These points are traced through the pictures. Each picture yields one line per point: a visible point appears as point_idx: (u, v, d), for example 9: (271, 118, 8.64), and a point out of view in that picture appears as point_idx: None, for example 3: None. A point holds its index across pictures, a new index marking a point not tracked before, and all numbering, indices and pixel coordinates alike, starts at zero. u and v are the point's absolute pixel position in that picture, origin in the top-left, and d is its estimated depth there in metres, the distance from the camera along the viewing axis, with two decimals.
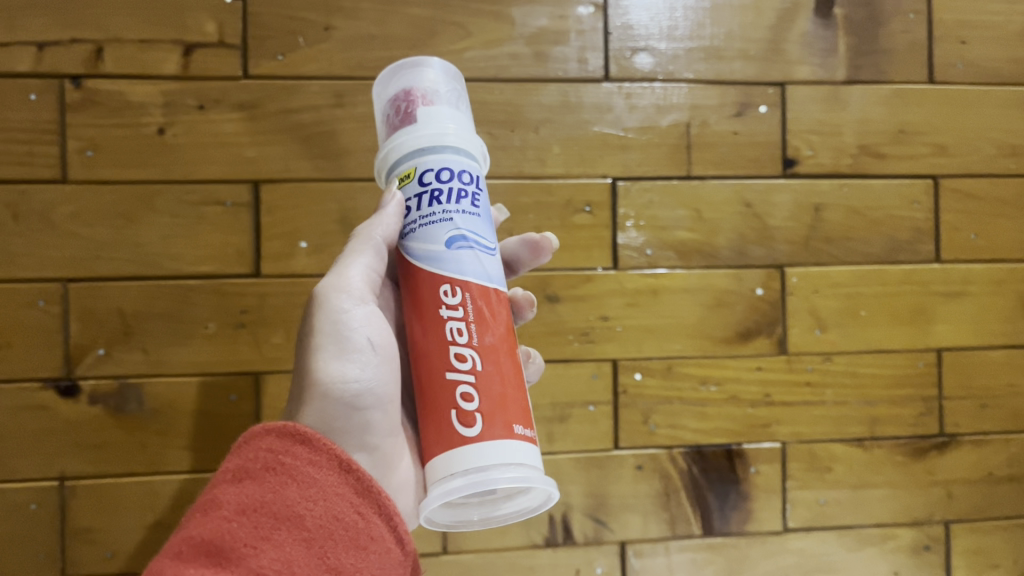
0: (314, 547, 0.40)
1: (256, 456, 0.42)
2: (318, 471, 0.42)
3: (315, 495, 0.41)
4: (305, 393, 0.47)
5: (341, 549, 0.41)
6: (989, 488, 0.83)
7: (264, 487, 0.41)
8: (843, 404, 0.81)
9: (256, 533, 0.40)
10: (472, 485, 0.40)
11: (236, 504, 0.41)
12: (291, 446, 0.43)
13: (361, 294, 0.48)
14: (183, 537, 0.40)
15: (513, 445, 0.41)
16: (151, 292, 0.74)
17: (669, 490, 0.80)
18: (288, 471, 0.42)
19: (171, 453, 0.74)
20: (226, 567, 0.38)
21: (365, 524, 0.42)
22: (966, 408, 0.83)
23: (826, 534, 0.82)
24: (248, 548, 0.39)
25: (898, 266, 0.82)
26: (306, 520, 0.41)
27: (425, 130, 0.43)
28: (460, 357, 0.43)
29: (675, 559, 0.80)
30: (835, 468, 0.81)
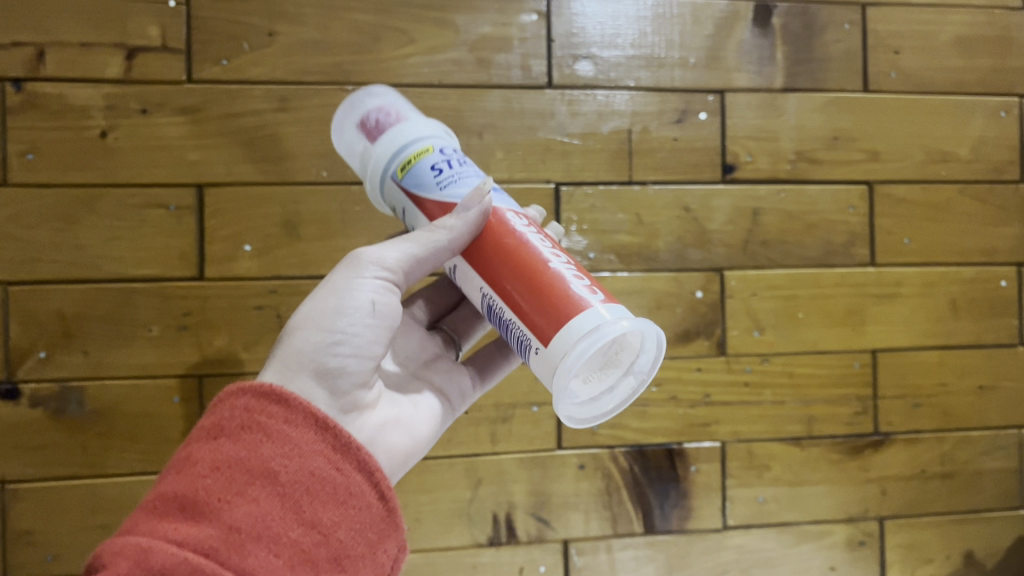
0: (288, 499, 0.43)
1: (233, 415, 0.45)
2: (292, 429, 0.45)
3: (290, 451, 0.44)
4: (292, 334, 0.49)
5: (316, 502, 0.43)
6: (922, 485, 0.86)
7: (241, 444, 0.44)
8: (780, 404, 0.83)
9: (233, 486, 0.42)
10: (600, 330, 0.43)
11: (211, 461, 0.43)
12: (267, 406, 0.45)
13: (383, 266, 0.50)
14: (160, 494, 0.42)
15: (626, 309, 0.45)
16: (92, 295, 0.74)
17: (611, 489, 0.81)
18: (263, 430, 0.44)
19: (113, 455, 0.75)
20: (202, 519, 0.40)
21: (340, 478, 0.45)
22: (899, 407, 0.85)
23: (764, 531, 0.84)
24: (224, 501, 0.41)
25: (833, 269, 0.84)
26: (281, 474, 0.43)
27: (411, 126, 0.50)
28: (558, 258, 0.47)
29: (617, 557, 0.82)
30: (772, 466, 0.83)
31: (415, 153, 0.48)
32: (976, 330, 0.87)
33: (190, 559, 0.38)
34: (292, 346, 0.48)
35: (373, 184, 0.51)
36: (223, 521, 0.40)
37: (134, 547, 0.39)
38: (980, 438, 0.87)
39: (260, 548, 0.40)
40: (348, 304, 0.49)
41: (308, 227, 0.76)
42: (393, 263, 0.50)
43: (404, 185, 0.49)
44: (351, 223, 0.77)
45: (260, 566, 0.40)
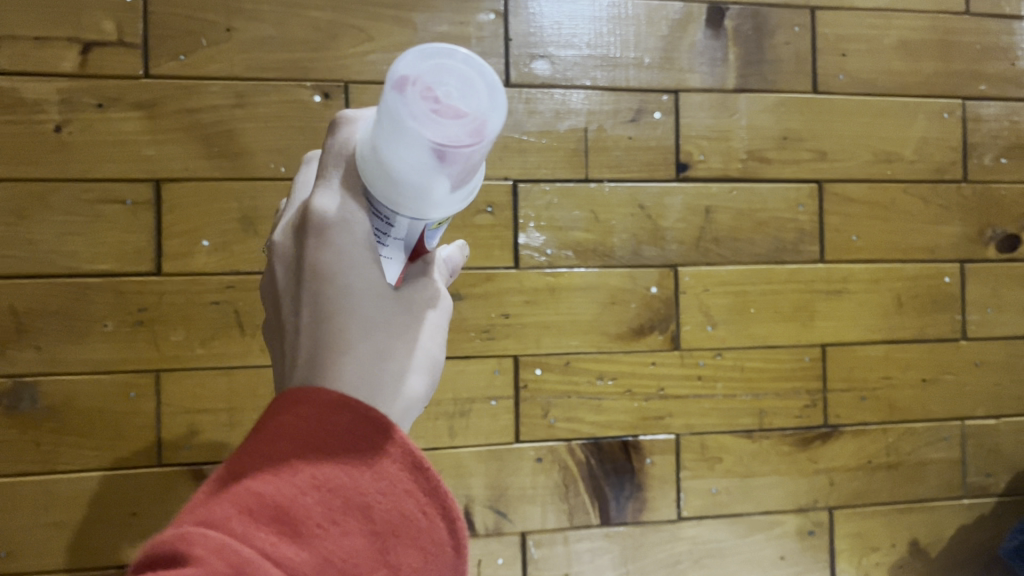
0: (383, 546, 0.32)
1: (336, 425, 0.34)
2: (395, 461, 0.34)
3: (389, 488, 0.33)
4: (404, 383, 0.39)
5: (410, 554, 0.33)
6: (869, 475, 0.89)
7: (340, 465, 0.33)
8: (732, 397, 0.85)
9: (328, 513, 0.31)
10: None
11: (310, 475, 0.32)
12: (376, 425, 0.34)
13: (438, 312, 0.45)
14: (241, 491, 0.31)
15: None
16: (46, 290, 0.74)
17: (568, 481, 0.83)
18: (364, 454, 0.33)
19: (67, 452, 0.74)
20: (295, 540, 0.30)
21: (438, 530, 0.34)
22: (847, 400, 0.88)
23: (717, 521, 0.85)
24: (319, 530, 0.31)
25: (783, 266, 0.86)
26: (376, 511, 0.33)
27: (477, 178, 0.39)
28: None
29: (574, 549, 0.83)
30: (724, 458, 0.85)
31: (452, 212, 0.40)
32: (920, 325, 0.90)
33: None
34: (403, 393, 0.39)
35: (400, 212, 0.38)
36: (318, 551, 0.30)
37: (223, 551, 0.28)
38: (924, 430, 0.90)
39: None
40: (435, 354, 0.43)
41: (265, 222, 0.77)
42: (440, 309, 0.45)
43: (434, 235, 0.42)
44: None
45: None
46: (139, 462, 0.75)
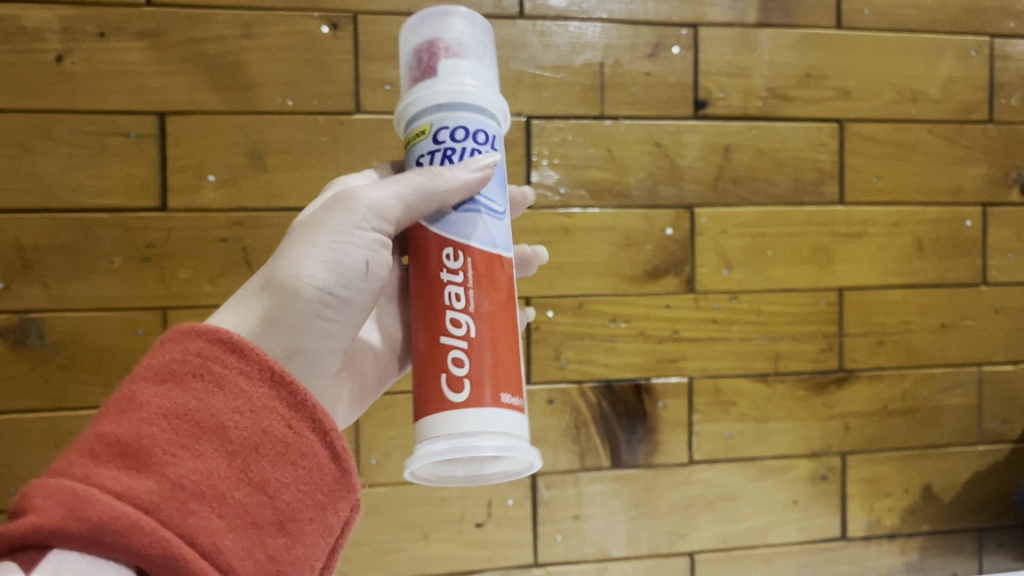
0: (238, 459, 0.38)
1: (184, 358, 0.39)
2: (248, 380, 0.40)
3: (244, 407, 0.39)
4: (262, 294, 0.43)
5: (267, 462, 0.39)
6: (883, 420, 0.87)
7: (190, 393, 0.38)
8: (747, 340, 0.84)
9: (178, 438, 0.37)
10: (454, 446, 0.40)
11: (157, 407, 0.38)
12: (223, 355, 0.40)
13: (379, 216, 0.44)
14: (95, 435, 0.37)
15: (492, 413, 0.41)
16: (51, 225, 0.72)
17: (579, 424, 0.82)
18: (216, 379, 0.39)
19: (76, 388, 0.73)
20: (142, 471, 0.36)
21: (294, 441, 0.40)
22: (863, 344, 0.87)
23: (729, 465, 0.85)
24: (169, 456, 0.37)
25: (802, 207, 0.85)
26: (230, 430, 0.38)
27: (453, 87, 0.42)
28: (455, 323, 0.43)
29: (584, 491, 0.83)
30: (738, 402, 0.84)
31: (421, 131, 0.43)
32: (940, 269, 0.88)
33: (130, 526, 0.34)
34: (275, 298, 0.42)
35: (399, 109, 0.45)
36: (165, 476, 0.36)
37: (61, 495, 0.34)
38: (941, 375, 0.88)
39: (201, 511, 0.36)
40: (330, 258, 0.43)
41: (273, 157, 0.75)
42: (387, 207, 0.43)
43: (423, 141, 0.43)
44: (319, 154, 0.76)
45: (199, 530, 0.36)
46: None
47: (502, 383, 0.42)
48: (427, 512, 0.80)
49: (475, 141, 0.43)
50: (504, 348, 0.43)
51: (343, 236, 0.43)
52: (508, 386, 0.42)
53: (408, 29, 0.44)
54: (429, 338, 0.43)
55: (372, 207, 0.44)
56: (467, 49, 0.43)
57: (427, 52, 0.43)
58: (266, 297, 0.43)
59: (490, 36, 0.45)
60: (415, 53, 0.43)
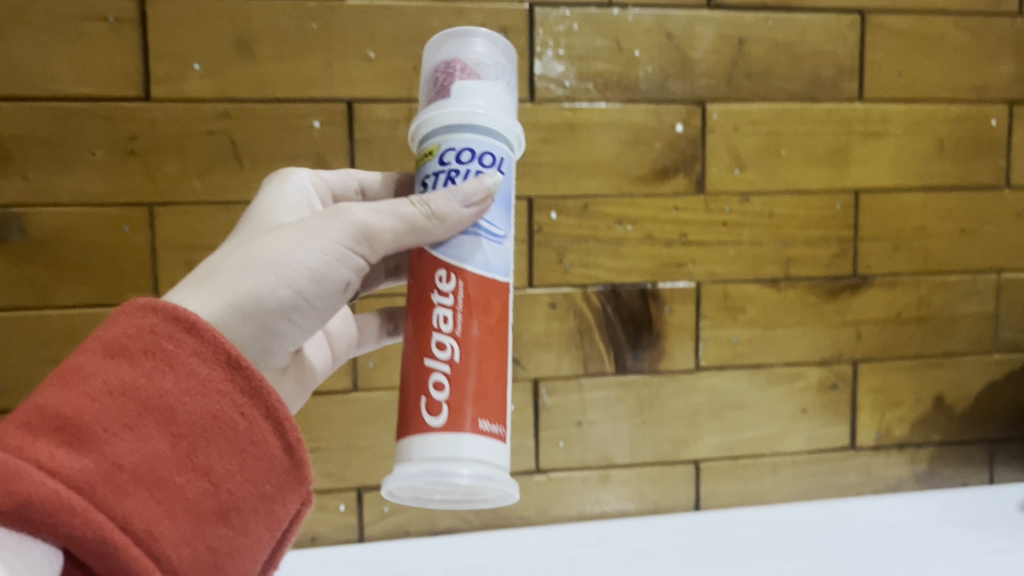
0: (183, 444, 0.38)
1: (137, 334, 0.38)
2: (201, 362, 0.39)
3: (194, 390, 0.39)
4: (231, 275, 0.41)
5: (213, 448, 0.39)
6: (897, 328, 0.85)
7: (139, 370, 0.38)
8: (758, 244, 0.81)
9: (121, 418, 0.37)
10: (430, 472, 0.39)
11: (105, 383, 0.37)
12: (180, 335, 0.39)
13: (364, 236, 0.42)
14: (38, 405, 0.36)
15: (469, 442, 0.40)
16: (30, 114, 0.69)
17: (583, 329, 0.79)
18: (170, 360, 0.38)
19: (62, 286, 0.71)
20: (81, 448, 0.36)
21: (244, 428, 0.40)
22: (878, 250, 0.83)
23: (736, 372, 0.82)
24: (112, 437, 0.36)
25: (819, 104, 0.80)
26: (177, 413, 0.38)
27: (465, 107, 0.42)
28: (441, 346, 0.42)
29: (587, 397, 0.80)
30: (747, 308, 0.82)
31: (429, 151, 0.43)
32: (961, 172, 0.84)
33: (59, 505, 0.34)
34: (255, 285, 0.41)
35: (412, 133, 0.45)
36: (104, 457, 0.36)
37: None
38: (958, 282, 0.85)
39: (138, 496, 0.36)
40: (316, 267, 0.42)
41: (261, 46, 0.71)
42: (376, 226, 0.42)
43: (430, 165, 0.43)
44: (309, 43, 0.71)
45: (133, 513, 0.36)
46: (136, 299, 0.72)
47: (480, 408, 0.41)
48: None
49: (482, 164, 0.42)
50: (489, 372, 0.42)
51: (332, 252, 0.42)
52: (487, 410, 0.41)
53: (432, 56, 0.45)
54: (416, 357, 0.42)
55: (359, 221, 0.42)
56: (487, 68, 0.43)
57: (445, 72, 0.43)
58: (246, 279, 0.41)
59: (511, 65, 0.46)
60: (433, 75, 0.44)
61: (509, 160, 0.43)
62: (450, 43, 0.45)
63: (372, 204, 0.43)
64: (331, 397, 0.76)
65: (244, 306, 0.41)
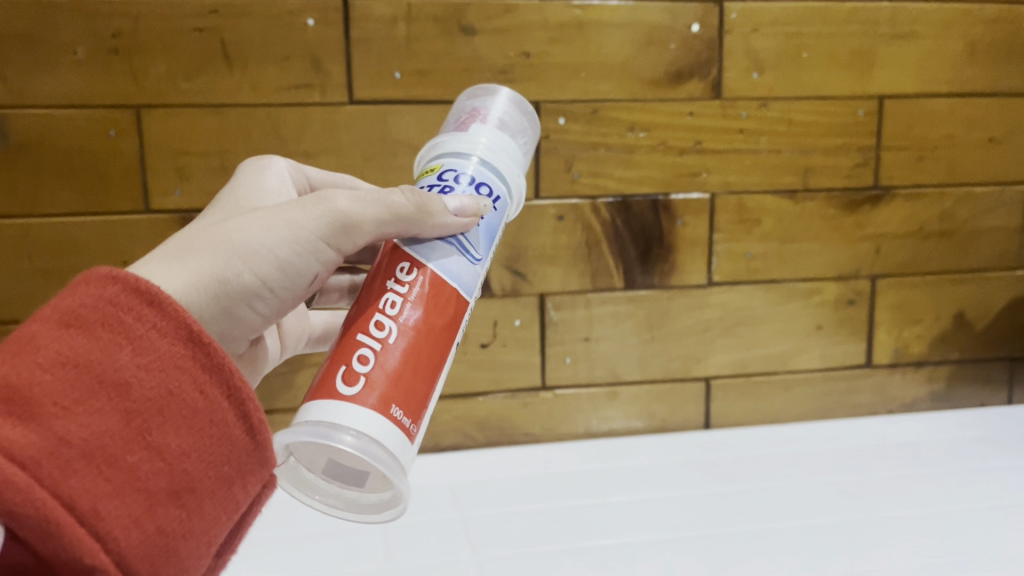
0: (137, 422, 0.33)
1: (92, 302, 0.33)
2: (161, 335, 0.34)
3: (153, 364, 0.33)
4: (199, 254, 0.37)
5: (170, 427, 0.33)
6: (918, 243, 0.81)
7: (92, 342, 0.32)
8: (776, 153, 0.77)
9: (70, 392, 0.32)
10: (323, 432, 0.34)
11: (53, 353, 0.32)
12: (139, 303, 0.34)
13: (342, 227, 0.39)
14: None
15: (374, 423, 0.34)
16: (3, 9, 0.64)
17: (592, 243, 0.76)
18: (125, 330, 0.33)
19: (47, 194, 0.68)
20: (25, 422, 0.30)
21: (205, 406, 0.34)
22: (902, 160, 0.79)
23: (750, 288, 0.80)
24: (58, 409, 0.31)
25: (845, 4, 0.75)
26: (132, 388, 0.33)
27: (478, 143, 0.41)
28: (378, 325, 0.37)
29: (595, 313, 0.78)
30: (763, 221, 0.78)
31: (432, 168, 0.41)
32: (992, 76, 0.79)
33: None
34: (219, 266, 0.37)
35: (419, 160, 0.44)
36: (50, 431, 0.31)
37: None
38: (984, 195, 0.81)
39: (87, 474, 0.31)
40: (286, 256, 0.38)
41: None
42: (357, 217, 0.39)
43: (427, 179, 0.41)
44: None
45: (81, 491, 0.31)
46: (126, 207, 0.69)
47: (398, 395, 0.36)
48: None
49: (478, 189, 0.40)
50: (419, 367, 0.37)
51: (305, 239, 0.38)
52: (405, 403, 0.36)
53: (458, 107, 0.46)
54: (348, 330, 0.38)
55: (340, 211, 0.39)
56: (506, 128, 0.44)
57: (467, 116, 0.44)
58: (209, 258, 0.37)
59: (529, 144, 0.47)
60: (455, 119, 0.44)
61: (504, 203, 0.42)
62: (479, 100, 0.46)
63: (353, 193, 0.39)
64: None
65: (204, 290, 0.36)
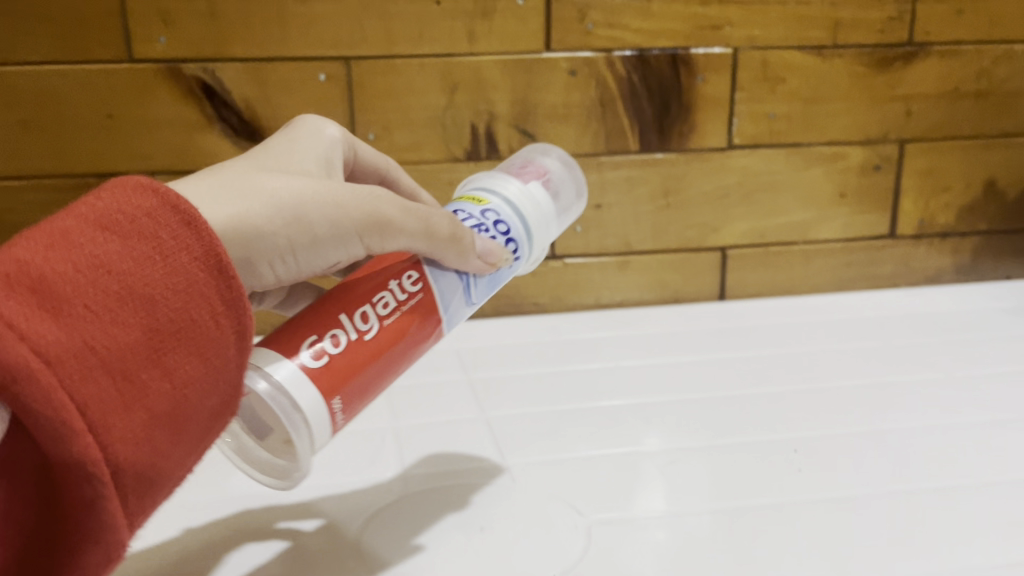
0: (156, 343, 0.31)
1: (132, 215, 0.32)
2: (191, 259, 0.33)
3: (181, 287, 0.32)
4: (251, 200, 0.37)
5: (186, 354, 0.32)
6: (951, 106, 0.77)
7: (125, 253, 0.31)
8: (804, 5, 0.72)
9: (97, 298, 0.30)
10: (268, 380, 0.37)
11: (87, 256, 0.31)
12: (173, 225, 0.33)
13: (377, 227, 0.40)
14: (7, 258, 0.30)
15: (317, 404, 0.37)
16: None
17: (606, 101, 0.72)
18: (157, 249, 0.32)
19: (22, 40, 0.63)
20: (55, 317, 0.29)
21: (221, 340, 0.33)
22: (939, 14, 0.74)
23: (772, 152, 0.75)
24: (85, 313, 0.30)
25: None
26: (157, 306, 0.31)
27: (527, 201, 0.47)
28: (363, 316, 0.40)
29: (609, 178, 0.74)
30: (787, 80, 0.73)
31: (477, 200, 0.46)
32: None
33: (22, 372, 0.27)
34: (267, 218, 0.37)
35: (467, 187, 0.49)
36: (77, 331, 0.29)
37: None
38: None
39: (102, 383, 0.29)
40: (324, 233, 0.38)
41: None
42: (401, 225, 0.41)
43: (469, 207, 0.46)
44: None
45: (94, 401, 0.29)
46: (107, 56, 0.64)
47: (344, 387, 0.39)
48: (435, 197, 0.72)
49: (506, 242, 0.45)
50: (368, 368, 0.40)
51: (345, 226, 0.39)
52: (346, 397, 0.39)
53: (519, 163, 0.52)
54: (330, 300, 0.41)
55: (385, 216, 0.40)
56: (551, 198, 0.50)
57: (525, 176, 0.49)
58: (260, 209, 0.37)
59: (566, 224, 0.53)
60: (514, 169, 0.50)
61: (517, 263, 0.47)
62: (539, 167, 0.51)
63: (401, 202, 0.41)
64: None
65: (242, 244, 0.36)
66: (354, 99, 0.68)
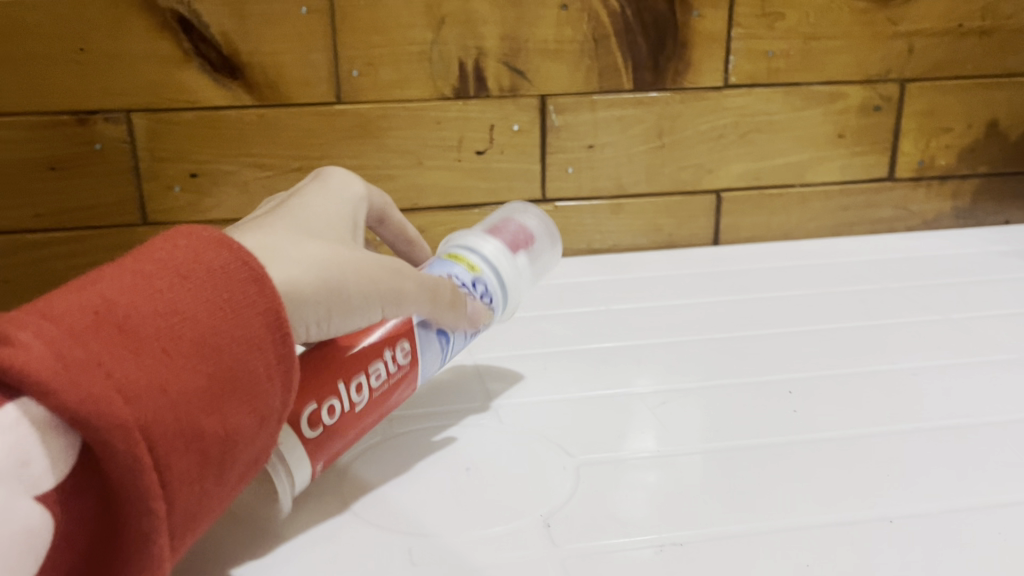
0: (217, 391, 0.30)
1: (208, 267, 0.31)
2: (257, 313, 0.31)
3: (245, 340, 0.31)
4: (299, 268, 0.35)
5: (245, 406, 0.31)
6: (955, 43, 0.74)
7: (199, 302, 0.30)
8: None
9: (169, 343, 0.29)
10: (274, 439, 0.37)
11: (163, 303, 0.29)
12: (241, 279, 0.31)
13: (399, 297, 0.39)
14: (87, 295, 0.28)
15: (301, 474, 0.38)
16: None
17: (598, 37, 0.69)
18: (228, 302, 0.31)
19: None
20: (135, 357, 0.27)
21: (271, 393, 0.32)
22: None
23: (769, 92, 0.73)
24: (159, 358, 0.28)
25: None
26: (222, 355, 0.30)
27: (510, 267, 0.47)
28: (358, 388, 0.40)
29: (601, 117, 0.72)
30: (786, 15, 0.71)
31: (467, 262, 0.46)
32: None
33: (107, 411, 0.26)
34: (314, 286, 0.35)
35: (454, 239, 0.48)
36: (153, 373, 0.28)
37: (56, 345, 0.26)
38: None
39: (171, 427, 0.28)
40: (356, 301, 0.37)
41: None
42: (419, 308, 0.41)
43: (461, 268, 0.45)
44: None
45: (162, 445, 0.27)
46: None
47: (326, 456, 0.39)
48: (421, 135, 0.70)
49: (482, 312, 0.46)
50: (349, 430, 0.41)
51: (374, 293, 0.38)
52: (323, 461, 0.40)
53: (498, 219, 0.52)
54: (339, 352, 0.40)
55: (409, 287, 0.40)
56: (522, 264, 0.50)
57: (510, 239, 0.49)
58: (308, 278, 0.35)
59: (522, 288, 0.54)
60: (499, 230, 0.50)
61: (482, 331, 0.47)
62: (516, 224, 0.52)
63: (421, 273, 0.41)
64: (310, 110, 0.68)
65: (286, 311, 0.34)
66: (337, 34, 0.66)
